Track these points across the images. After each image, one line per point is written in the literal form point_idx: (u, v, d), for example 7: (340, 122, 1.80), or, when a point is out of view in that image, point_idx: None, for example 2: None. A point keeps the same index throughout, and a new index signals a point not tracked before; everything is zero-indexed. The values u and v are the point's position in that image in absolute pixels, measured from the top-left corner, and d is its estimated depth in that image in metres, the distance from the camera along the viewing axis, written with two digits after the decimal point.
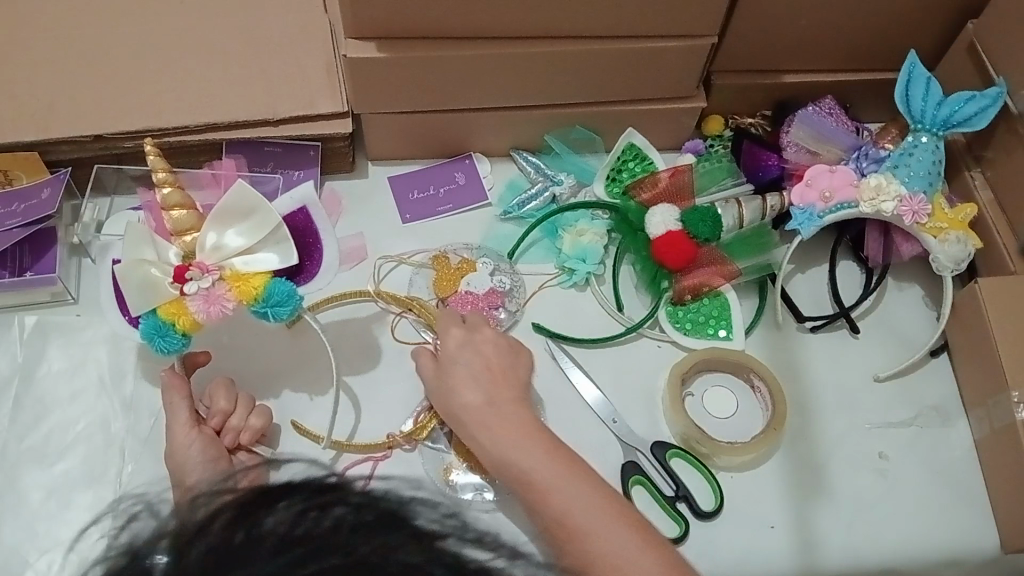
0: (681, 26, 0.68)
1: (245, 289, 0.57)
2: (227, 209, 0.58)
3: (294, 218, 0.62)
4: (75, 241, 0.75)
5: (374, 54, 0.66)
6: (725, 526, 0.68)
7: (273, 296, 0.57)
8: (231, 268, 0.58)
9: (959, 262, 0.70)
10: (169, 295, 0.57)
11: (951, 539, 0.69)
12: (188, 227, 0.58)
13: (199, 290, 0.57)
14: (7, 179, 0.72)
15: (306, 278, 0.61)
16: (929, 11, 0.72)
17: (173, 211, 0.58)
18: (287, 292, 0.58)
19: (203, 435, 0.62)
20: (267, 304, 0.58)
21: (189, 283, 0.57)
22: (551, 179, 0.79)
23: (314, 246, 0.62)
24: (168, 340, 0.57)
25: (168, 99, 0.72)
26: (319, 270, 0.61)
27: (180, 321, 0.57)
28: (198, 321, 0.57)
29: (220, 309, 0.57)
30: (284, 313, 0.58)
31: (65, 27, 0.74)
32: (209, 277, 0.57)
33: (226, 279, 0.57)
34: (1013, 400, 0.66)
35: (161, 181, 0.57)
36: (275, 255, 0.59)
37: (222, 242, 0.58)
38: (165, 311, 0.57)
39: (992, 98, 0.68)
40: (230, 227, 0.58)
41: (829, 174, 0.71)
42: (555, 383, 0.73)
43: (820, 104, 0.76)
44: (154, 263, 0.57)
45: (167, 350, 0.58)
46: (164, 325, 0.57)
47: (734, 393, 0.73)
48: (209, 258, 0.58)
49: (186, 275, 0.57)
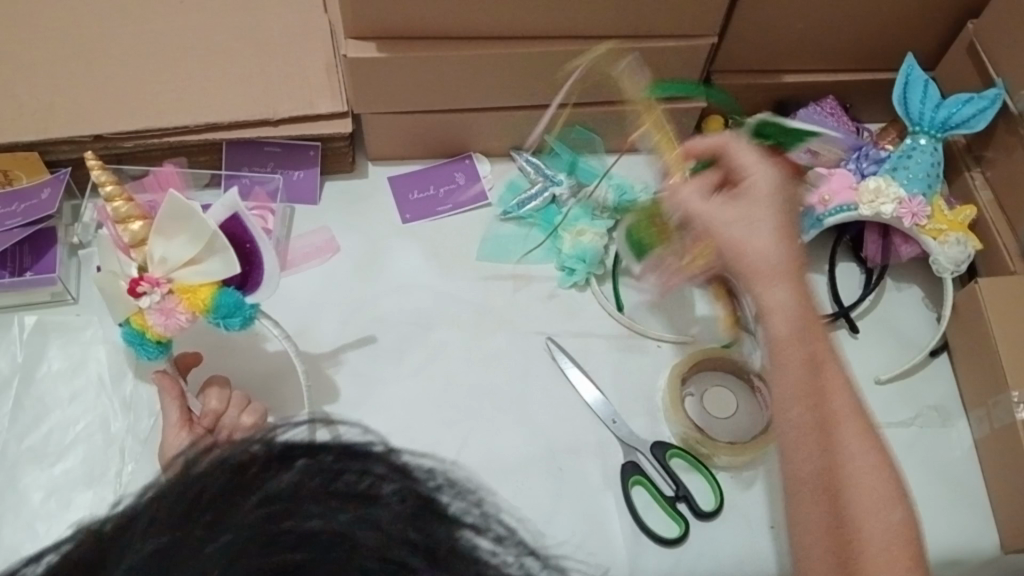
0: (682, 26, 0.68)
1: (193, 300, 0.57)
2: (162, 221, 0.56)
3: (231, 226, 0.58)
4: (75, 241, 0.76)
5: (373, 54, 0.66)
6: (725, 526, 0.68)
7: (221, 307, 0.58)
8: (179, 280, 0.57)
9: (960, 262, 0.70)
10: (133, 308, 0.58)
11: (952, 539, 0.69)
12: (141, 237, 0.58)
13: (154, 304, 0.57)
14: (7, 179, 0.72)
15: (254, 287, 0.59)
16: (928, 12, 0.72)
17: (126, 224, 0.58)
18: (233, 303, 0.58)
19: (192, 434, 0.61)
20: (217, 315, 0.58)
21: (142, 298, 0.57)
22: (551, 179, 0.78)
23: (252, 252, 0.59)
24: (148, 348, 0.60)
25: (168, 99, 0.72)
26: (262, 278, 0.59)
27: (149, 332, 0.59)
28: (163, 333, 0.58)
29: (177, 322, 0.58)
30: (235, 323, 0.59)
31: (65, 27, 0.74)
32: (160, 290, 0.57)
33: (176, 291, 0.57)
34: (1013, 400, 0.66)
35: (110, 196, 0.57)
36: (218, 266, 0.57)
37: (166, 253, 0.57)
38: (134, 323, 0.58)
39: (988, 100, 0.69)
40: (172, 239, 0.57)
41: (829, 177, 0.71)
42: (556, 384, 0.73)
43: (821, 104, 0.77)
44: (121, 275, 0.58)
45: (150, 355, 0.61)
46: (138, 335, 0.59)
47: (735, 393, 0.72)
48: (156, 271, 0.57)
49: (139, 290, 0.57)
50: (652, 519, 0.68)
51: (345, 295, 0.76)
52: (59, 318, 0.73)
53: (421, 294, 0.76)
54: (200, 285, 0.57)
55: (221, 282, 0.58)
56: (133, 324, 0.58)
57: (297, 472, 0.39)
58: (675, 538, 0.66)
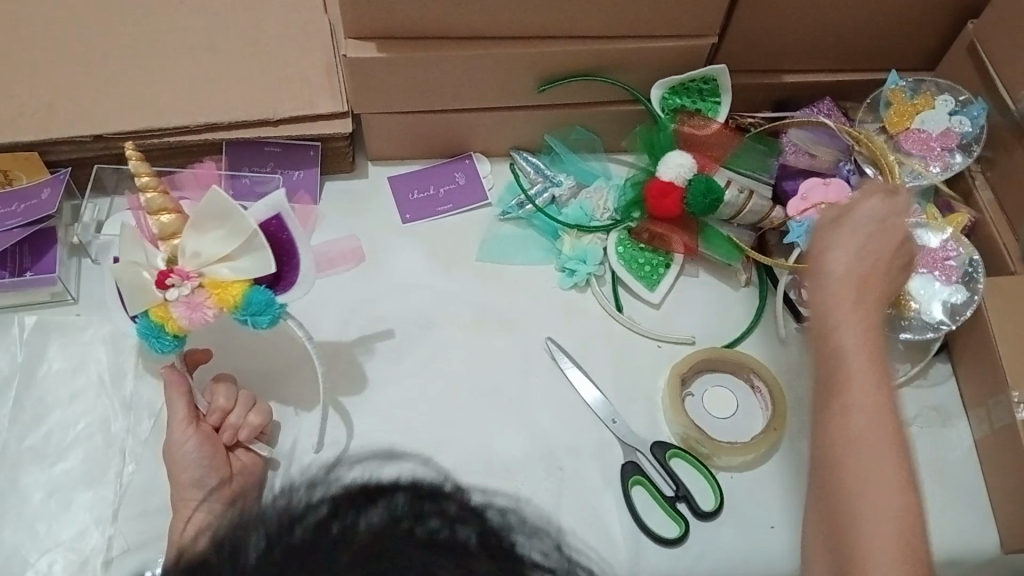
0: (681, 26, 0.68)
1: (223, 296, 0.57)
2: (197, 215, 0.56)
3: (269, 226, 0.57)
4: (75, 241, 0.75)
5: (373, 54, 0.66)
6: (725, 526, 0.68)
7: (250, 304, 0.57)
8: (211, 275, 0.57)
9: (971, 274, 0.69)
10: (156, 299, 0.57)
11: (952, 539, 0.69)
12: (173, 230, 0.58)
13: (180, 297, 0.57)
14: (7, 179, 0.72)
15: (285, 286, 0.59)
16: (928, 12, 0.71)
17: (158, 215, 0.57)
18: (263, 303, 0.57)
19: (200, 432, 0.62)
20: (245, 312, 0.58)
21: (169, 290, 0.57)
22: (551, 179, 0.79)
23: (291, 252, 0.58)
24: (163, 342, 0.59)
25: (168, 100, 0.72)
26: (297, 279, 0.59)
27: (168, 325, 0.58)
28: (183, 326, 0.58)
29: (203, 317, 0.58)
30: (263, 322, 0.58)
31: (64, 27, 0.74)
32: (190, 283, 0.57)
33: (206, 286, 0.57)
34: (1013, 400, 0.66)
35: (143, 186, 0.56)
36: (253, 263, 0.57)
37: (199, 248, 0.57)
38: (155, 314, 0.58)
39: (974, 116, 0.71)
40: (207, 233, 0.56)
41: (824, 186, 0.72)
42: (556, 385, 0.73)
43: (818, 106, 0.76)
44: (144, 265, 0.57)
45: (162, 349, 0.60)
46: (156, 327, 0.58)
47: (734, 393, 0.73)
48: (188, 264, 0.57)
49: (167, 282, 0.57)
50: (652, 519, 0.68)
51: (346, 295, 0.76)
52: (59, 318, 0.73)
53: (420, 295, 0.76)
54: (232, 281, 0.57)
55: (252, 280, 0.58)
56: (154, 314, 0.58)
57: (379, 519, 0.43)
58: (675, 538, 0.66)
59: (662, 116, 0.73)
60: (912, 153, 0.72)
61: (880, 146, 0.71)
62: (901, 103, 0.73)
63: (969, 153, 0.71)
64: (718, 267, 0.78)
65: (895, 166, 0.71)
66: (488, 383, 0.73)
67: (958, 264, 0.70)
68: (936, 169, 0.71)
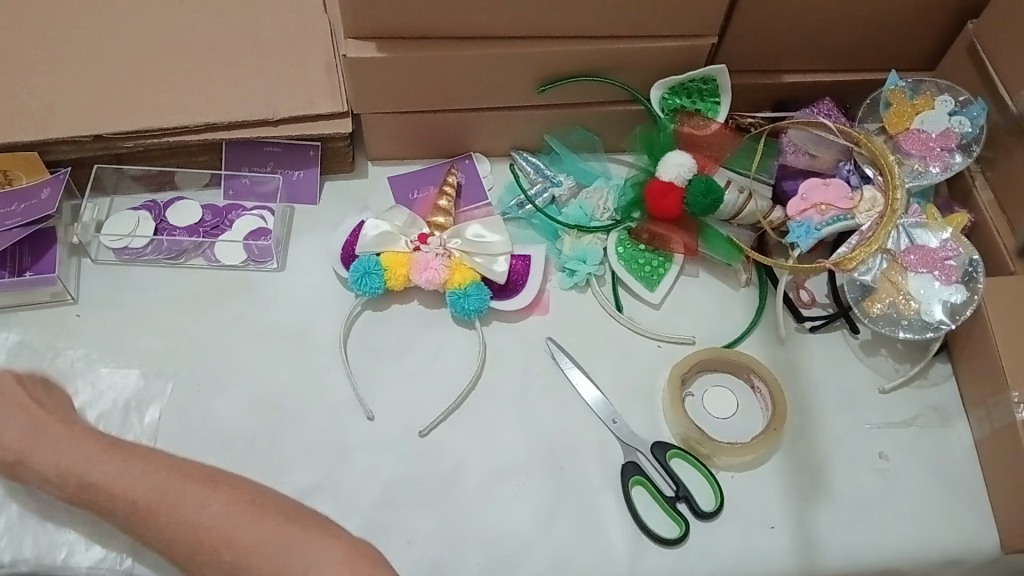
0: (684, 25, 0.67)
1: (456, 274, 0.72)
2: (482, 225, 0.74)
3: (521, 258, 0.75)
4: (75, 241, 0.75)
5: (373, 54, 0.66)
6: (725, 526, 0.68)
7: (471, 292, 0.72)
8: (459, 257, 0.73)
9: (971, 273, 0.68)
10: (398, 249, 0.73)
11: (951, 539, 0.69)
12: (445, 221, 0.75)
13: (428, 254, 0.73)
14: (6, 179, 0.72)
15: (499, 295, 0.74)
16: (929, 11, 0.71)
17: (444, 199, 0.76)
18: (482, 294, 0.72)
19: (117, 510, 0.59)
20: (466, 294, 0.72)
21: (425, 247, 0.73)
22: (551, 180, 0.79)
23: (518, 281, 0.75)
24: (369, 281, 0.72)
25: (168, 100, 0.72)
26: (512, 296, 0.74)
27: (390, 268, 0.72)
28: (411, 274, 0.72)
29: (433, 275, 0.72)
30: (469, 308, 0.72)
31: (65, 26, 0.74)
32: (442, 254, 0.73)
33: (450, 261, 0.73)
34: (1013, 400, 0.66)
35: (451, 181, 0.77)
36: (494, 264, 0.73)
37: (469, 233, 0.73)
38: (384, 257, 0.72)
39: (974, 116, 0.71)
40: (484, 232, 0.73)
41: (824, 186, 0.72)
42: (555, 385, 0.73)
43: (819, 105, 0.76)
44: (399, 229, 0.73)
45: (364, 289, 0.72)
46: (373, 266, 0.72)
47: (734, 393, 0.73)
48: (450, 239, 0.73)
49: (428, 239, 0.73)
50: (652, 519, 0.68)
51: (343, 296, 0.76)
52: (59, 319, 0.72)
53: (419, 295, 0.76)
54: (473, 269, 0.73)
55: (482, 278, 0.73)
56: (389, 263, 0.72)
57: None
58: (675, 538, 0.67)
59: (663, 116, 0.74)
60: (913, 153, 0.72)
61: (880, 147, 0.71)
62: (902, 103, 0.73)
63: (969, 153, 0.71)
64: (718, 267, 0.78)
65: (895, 166, 0.70)
66: (489, 383, 0.72)
67: (958, 264, 0.69)
68: (935, 170, 0.71)
